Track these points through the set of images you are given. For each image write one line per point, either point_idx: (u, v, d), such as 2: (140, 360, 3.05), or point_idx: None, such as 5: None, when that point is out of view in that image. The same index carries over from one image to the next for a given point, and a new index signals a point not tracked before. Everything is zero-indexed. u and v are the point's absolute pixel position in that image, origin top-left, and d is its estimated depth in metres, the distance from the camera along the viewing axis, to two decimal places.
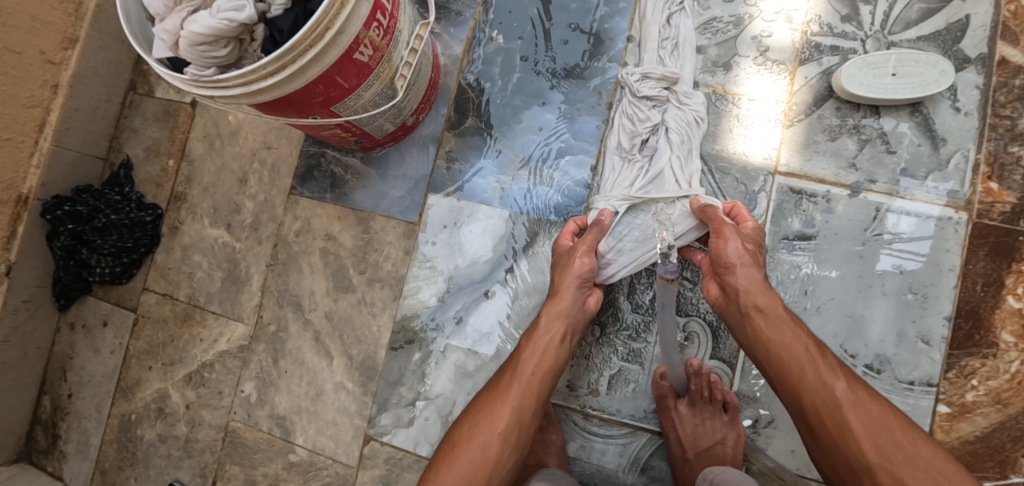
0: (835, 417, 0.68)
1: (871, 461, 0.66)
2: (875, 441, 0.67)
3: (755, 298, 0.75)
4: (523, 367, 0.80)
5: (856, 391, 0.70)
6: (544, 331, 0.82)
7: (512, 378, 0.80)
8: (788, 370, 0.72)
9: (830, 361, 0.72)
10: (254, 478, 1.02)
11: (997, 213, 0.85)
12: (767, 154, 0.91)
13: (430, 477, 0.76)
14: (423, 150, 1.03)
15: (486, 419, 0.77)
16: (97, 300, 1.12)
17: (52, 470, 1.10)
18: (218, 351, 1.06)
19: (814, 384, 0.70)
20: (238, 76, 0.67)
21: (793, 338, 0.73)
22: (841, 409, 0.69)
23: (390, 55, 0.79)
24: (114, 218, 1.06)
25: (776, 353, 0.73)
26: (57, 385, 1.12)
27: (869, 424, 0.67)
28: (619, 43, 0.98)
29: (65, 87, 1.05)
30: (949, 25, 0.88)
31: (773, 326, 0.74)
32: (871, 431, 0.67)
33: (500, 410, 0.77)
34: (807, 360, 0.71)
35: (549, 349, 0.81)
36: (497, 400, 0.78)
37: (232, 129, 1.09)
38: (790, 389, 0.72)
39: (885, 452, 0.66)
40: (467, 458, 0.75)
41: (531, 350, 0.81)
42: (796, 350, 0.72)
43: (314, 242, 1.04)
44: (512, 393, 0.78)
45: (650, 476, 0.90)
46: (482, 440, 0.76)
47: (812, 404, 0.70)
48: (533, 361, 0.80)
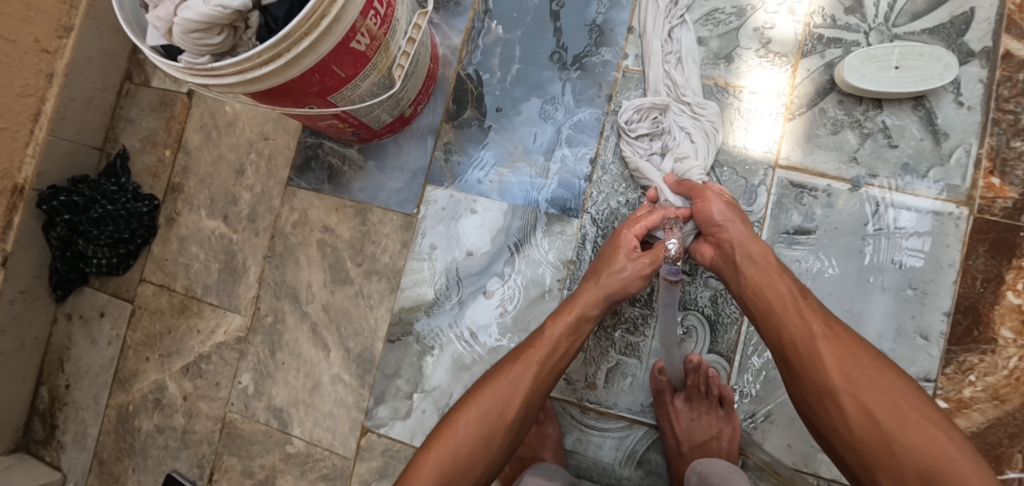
0: (809, 346, 0.68)
1: (836, 387, 0.65)
2: (845, 368, 0.66)
3: (739, 246, 0.77)
4: (535, 357, 0.78)
5: (832, 326, 0.69)
6: (565, 324, 0.80)
7: (525, 366, 0.77)
8: (770, 306, 0.73)
9: (811, 302, 0.72)
10: (251, 469, 1.02)
11: (998, 208, 0.84)
12: (768, 148, 0.90)
13: (425, 454, 0.73)
14: (421, 142, 1.02)
15: (496, 408, 0.74)
16: (93, 291, 1.12)
17: (50, 461, 1.10)
18: (215, 343, 1.06)
19: (791, 318, 0.71)
20: (232, 65, 0.66)
21: (776, 279, 0.74)
22: (816, 340, 0.68)
23: (387, 45, 0.79)
24: (110, 208, 1.05)
25: (761, 294, 0.74)
26: (54, 376, 1.12)
27: (842, 353, 0.67)
28: (620, 34, 0.97)
29: (60, 76, 1.04)
30: (954, 18, 0.87)
31: (757, 271, 0.75)
32: (842, 358, 0.66)
33: (512, 400, 0.75)
34: (787, 298, 0.72)
35: (567, 344, 0.80)
36: (506, 388, 0.76)
37: (229, 119, 1.08)
38: (771, 324, 0.72)
39: (852, 379, 0.65)
40: (469, 443, 0.72)
41: (549, 342, 0.79)
42: (776, 288, 0.73)
43: (312, 233, 1.04)
44: (524, 383, 0.76)
45: (646, 469, 0.90)
46: (486, 425, 0.73)
47: (787, 336, 0.70)
48: (548, 353, 0.78)
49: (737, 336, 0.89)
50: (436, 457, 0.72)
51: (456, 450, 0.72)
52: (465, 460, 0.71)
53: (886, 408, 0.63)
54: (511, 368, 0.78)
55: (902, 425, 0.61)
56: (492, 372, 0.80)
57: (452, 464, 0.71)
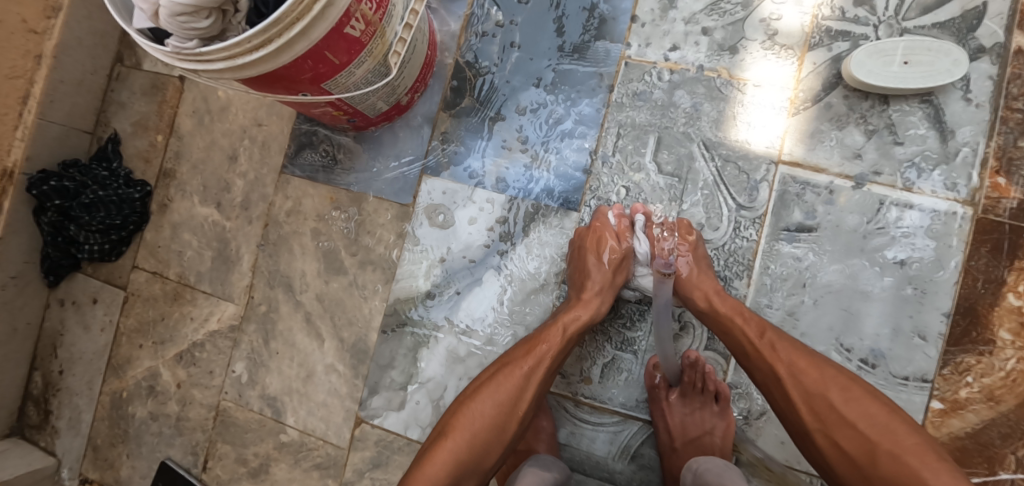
0: (777, 388, 0.69)
1: (810, 427, 0.66)
2: (812, 406, 0.66)
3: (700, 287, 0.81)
4: (546, 352, 0.76)
5: (794, 360, 0.69)
6: (579, 320, 0.80)
7: (537, 360, 0.76)
8: (739, 354, 0.75)
9: (771, 337, 0.72)
10: (245, 457, 1.02)
11: (1002, 209, 0.83)
12: (770, 143, 0.89)
13: (440, 443, 0.70)
14: (417, 131, 1.01)
15: (507, 397, 0.73)
16: (86, 276, 1.11)
17: (45, 445, 1.10)
18: (208, 330, 1.05)
19: (756, 359, 0.72)
20: (221, 50, 0.64)
21: (734, 321, 0.76)
22: (780, 379, 0.69)
23: (383, 31, 0.76)
24: (102, 194, 1.04)
25: (731, 343, 0.76)
26: (47, 361, 1.12)
27: (806, 389, 0.67)
28: (623, 23, 0.94)
29: (48, 58, 1.02)
30: (966, 12, 0.85)
31: (717, 316, 0.78)
32: (806, 395, 0.67)
33: (521, 390, 0.74)
34: (746, 340, 0.74)
35: (574, 337, 0.79)
36: (519, 381, 0.74)
37: (222, 104, 1.06)
38: (747, 368, 0.75)
39: (822, 416, 0.65)
40: (483, 432, 0.70)
41: (557, 333, 0.78)
42: (739, 335, 0.75)
43: (306, 222, 1.02)
44: (537, 372, 0.75)
45: (639, 464, 0.90)
46: (497, 414, 0.72)
47: (760, 380, 0.72)
48: (560, 347, 0.77)
49: None
50: (450, 445, 0.69)
51: (472, 440, 0.70)
52: (478, 449, 0.69)
53: (855, 442, 0.62)
54: (523, 362, 0.76)
55: (873, 456, 0.60)
56: (500, 364, 0.77)
57: (468, 453, 0.69)
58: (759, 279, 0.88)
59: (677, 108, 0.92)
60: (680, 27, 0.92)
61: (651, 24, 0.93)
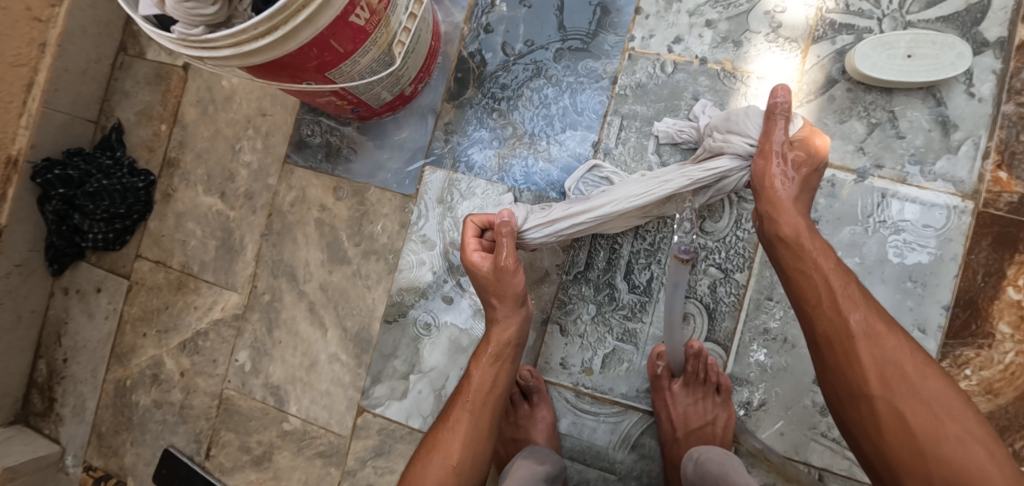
0: (845, 345, 0.66)
1: (873, 391, 0.64)
2: (883, 372, 0.64)
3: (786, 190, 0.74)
4: (476, 392, 0.79)
5: (874, 323, 0.67)
6: (487, 359, 0.81)
7: (475, 401, 0.79)
8: (805, 296, 0.71)
9: (853, 296, 0.69)
10: (249, 445, 1.03)
11: (1004, 203, 0.83)
12: None
13: None
14: (421, 121, 1.01)
15: (441, 455, 0.75)
16: (90, 265, 1.11)
17: (49, 433, 1.11)
18: (212, 319, 1.06)
19: (828, 306, 0.68)
20: (228, 36, 0.64)
21: (814, 265, 0.71)
22: (852, 336, 0.66)
23: (388, 20, 0.76)
24: (106, 183, 1.04)
25: (803, 289, 0.71)
26: (52, 349, 1.12)
27: (880, 353, 0.65)
28: (627, 15, 0.94)
29: (52, 46, 1.02)
30: (970, 6, 0.85)
31: (794, 253, 0.72)
32: (879, 361, 0.65)
33: (453, 445, 0.76)
34: (824, 288, 0.70)
35: (495, 377, 0.80)
36: (449, 438, 0.76)
37: (226, 94, 1.07)
38: (810, 315, 0.70)
39: (890, 385, 0.64)
40: None
41: (477, 379, 0.80)
42: (814, 279, 0.70)
43: (309, 212, 1.03)
44: (464, 423, 0.77)
45: (639, 454, 0.91)
46: (438, 475, 0.74)
47: (823, 331, 0.68)
48: (479, 392, 0.79)
49: (734, 324, 0.89)
50: None
51: None
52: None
53: (921, 417, 0.62)
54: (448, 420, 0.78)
55: (938, 434, 0.61)
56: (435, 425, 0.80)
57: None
58: (760, 271, 0.88)
59: (681, 99, 0.92)
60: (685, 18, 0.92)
61: (655, 16, 0.93)
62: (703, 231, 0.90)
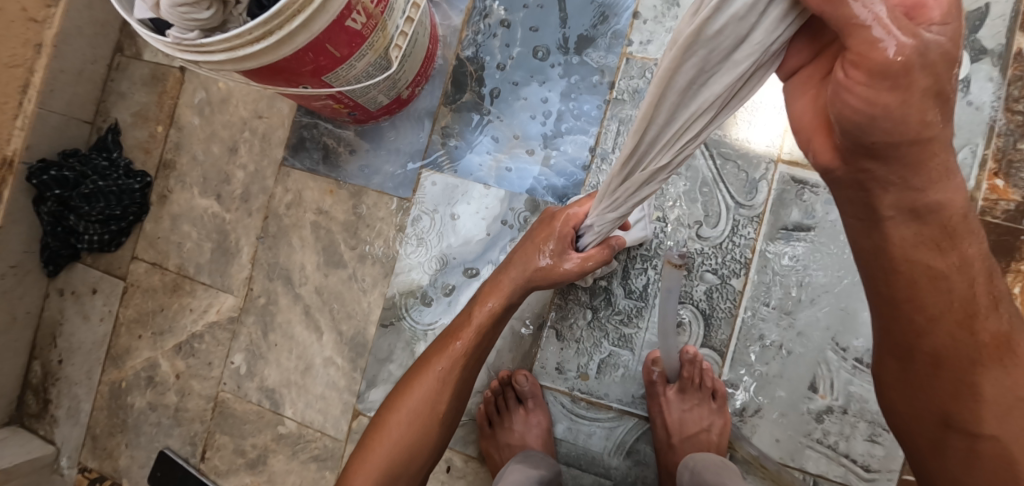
0: (964, 374, 0.55)
1: (984, 429, 0.54)
2: (1003, 407, 0.54)
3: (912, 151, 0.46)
4: (459, 350, 0.81)
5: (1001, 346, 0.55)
6: (489, 311, 0.82)
7: (451, 361, 0.80)
8: (917, 297, 0.55)
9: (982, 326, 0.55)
10: (243, 448, 1.03)
11: (1001, 211, 0.83)
12: (771, 142, 0.89)
13: (360, 462, 0.77)
14: (418, 125, 1.00)
15: (422, 401, 0.79)
16: (86, 267, 1.11)
17: (44, 434, 1.11)
18: (207, 322, 1.06)
19: (940, 327, 0.55)
20: (223, 41, 0.64)
21: (948, 258, 0.53)
22: (977, 368, 0.55)
23: (384, 24, 0.76)
24: (101, 184, 1.04)
25: (921, 309, 0.55)
26: (47, 351, 1.12)
27: (1005, 382, 0.54)
28: (625, 19, 0.94)
29: (48, 47, 1.01)
30: (968, 13, 0.85)
31: (935, 243, 0.52)
32: (1000, 395, 0.54)
33: (435, 398, 0.79)
34: (944, 311, 0.55)
35: (491, 316, 0.82)
36: (433, 386, 0.79)
37: (222, 96, 1.06)
38: (914, 326, 0.56)
39: (1006, 422, 0.54)
40: (392, 447, 0.77)
41: (474, 317, 0.82)
42: (941, 287, 0.54)
43: (305, 215, 1.02)
44: (443, 366, 0.80)
45: (634, 460, 0.90)
46: (411, 409, 0.79)
47: (934, 346, 0.56)
48: (472, 343, 0.81)
49: (730, 331, 0.88)
50: (374, 459, 0.76)
51: (395, 444, 0.77)
52: (404, 454, 0.77)
53: None
54: (438, 361, 0.81)
55: None
56: (419, 366, 0.83)
57: (400, 457, 0.77)
58: (756, 277, 0.88)
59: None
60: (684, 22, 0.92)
61: (653, 21, 0.93)
62: (699, 237, 0.90)
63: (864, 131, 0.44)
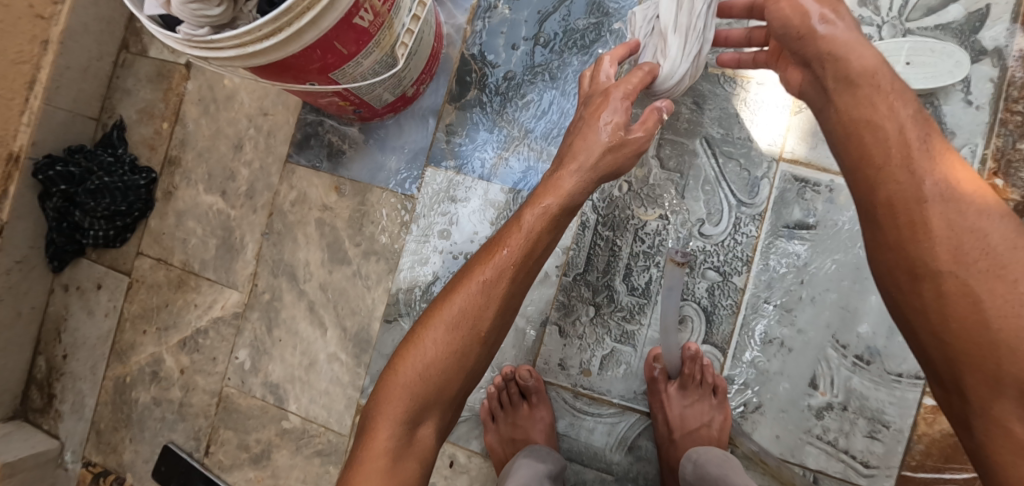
0: (912, 211, 0.56)
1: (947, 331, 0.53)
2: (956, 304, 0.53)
3: (856, 110, 0.61)
4: (506, 259, 0.69)
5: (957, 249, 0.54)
6: (544, 212, 0.71)
7: (498, 271, 0.69)
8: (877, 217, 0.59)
9: (927, 153, 0.58)
10: (247, 443, 1.03)
11: None
12: (773, 141, 0.90)
13: (392, 370, 0.69)
14: (422, 122, 1.01)
15: (462, 315, 0.68)
16: (90, 263, 1.12)
17: (48, 429, 1.11)
18: (212, 317, 1.06)
19: (898, 175, 0.58)
20: (232, 38, 0.64)
21: (902, 171, 0.58)
22: (922, 199, 0.56)
23: (391, 22, 0.77)
24: (107, 180, 1.04)
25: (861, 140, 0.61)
26: (51, 346, 1.12)
27: (956, 228, 0.55)
28: (628, 18, 0.95)
29: (54, 44, 1.02)
30: (968, 14, 0.85)
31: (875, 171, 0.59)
32: (953, 295, 0.53)
33: (482, 312, 0.68)
34: (898, 143, 0.58)
35: (540, 229, 0.71)
36: (473, 299, 0.69)
37: (227, 93, 1.07)
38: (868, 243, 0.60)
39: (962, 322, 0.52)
40: (426, 363, 0.67)
41: (519, 229, 0.71)
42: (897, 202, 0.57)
43: (310, 212, 1.03)
44: (487, 278, 0.69)
45: (636, 455, 0.91)
46: (452, 318, 0.68)
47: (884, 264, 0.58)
48: (522, 253, 0.70)
49: (731, 328, 0.89)
50: (404, 372, 0.67)
51: (425, 368, 0.67)
52: (434, 380, 0.67)
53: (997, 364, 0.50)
54: (480, 273, 0.70)
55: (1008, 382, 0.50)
56: (458, 277, 0.72)
57: (425, 385, 0.67)
58: (758, 275, 0.89)
59: (681, 103, 0.92)
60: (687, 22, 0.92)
61: None
62: (700, 234, 0.91)
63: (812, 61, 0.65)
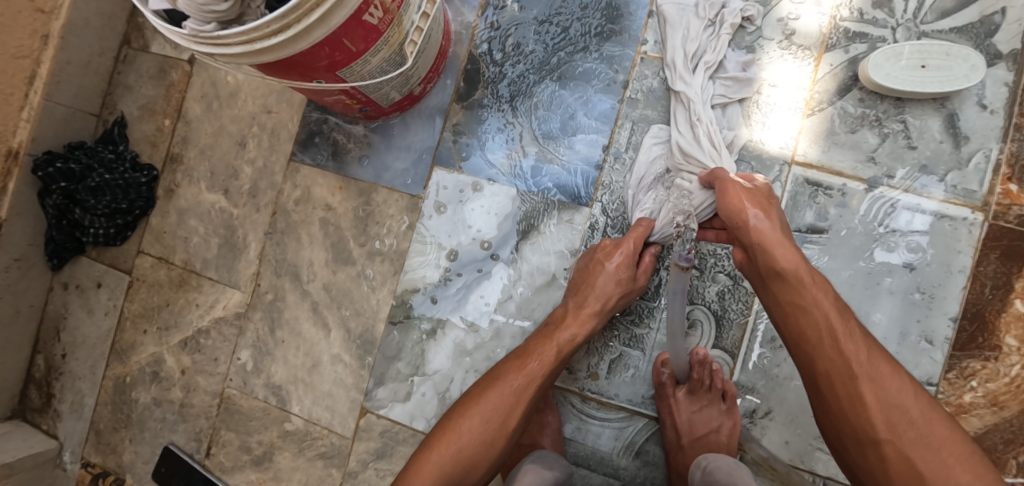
0: (849, 388, 0.65)
1: (879, 436, 0.63)
2: (889, 418, 0.63)
3: (778, 261, 0.71)
4: (536, 370, 0.79)
5: (878, 366, 0.66)
6: (571, 334, 0.81)
7: (529, 379, 0.78)
8: (806, 336, 0.69)
9: (853, 329, 0.68)
10: (249, 445, 1.02)
11: (1013, 216, 0.83)
12: (785, 144, 0.89)
13: (425, 456, 0.75)
14: (429, 122, 1.00)
15: (494, 413, 0.76)
16: (90, 261, 1.10)
17: (47, 429, 1.10)
18: (214, 317, 1.05)
19: (831, 353, 0.67)
20: (239, 34, 0.63)
21: (815, 304, 0.69)
22: (855, 381, 0.65)
23: (400, 20, 0.75)
24: (108, 177, 1.03)
25: (797, 318, 0.70)
26: (50, 345, 1.11)
27: (886, 398, 0.64)
28: (639, 18, 0.94)
29: (55, 38, 1.00)
30: (984, 17, 0.85)
31: (793, 289, 0.70)
32: (885, 405, 0.64)
33: (511, 409, 0.77)
34: (826, 328, 0.68)
35: (565, 344, 0.81)
36: (507, 397, 0.77)
37: (231, 90, 1.05)
38: (806, 359, 0.69)
39: (897, 429, 0.63)
40: (466, 447, 0.75)
41: (548, 348, 0.80)
42: (814, 317, 0.69)
43: (314, 212, 1.02)
44: (519, 385, 0.78)
45: (643, 460, 0.90)
46: (486, 412, 0.76)
47: (826, 374, 0.67)
48: (549, 365, 0.79)
49: (742, 332, 0.88)
50: (438, 457, 0.74)
51: (458, 455, 0.74)
52: (464, 464, 0.74)
53: (928, 463, 0.61)
54: (512, 379, 0.78)
55: (945, 481, 0.60)
56: (492, 375, 0.81)
57: (454, 467, 0.74)
58: None
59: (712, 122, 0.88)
60: (701, 24, 0.89)
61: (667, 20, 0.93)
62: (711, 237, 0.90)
63: (768, 256, 0.72)
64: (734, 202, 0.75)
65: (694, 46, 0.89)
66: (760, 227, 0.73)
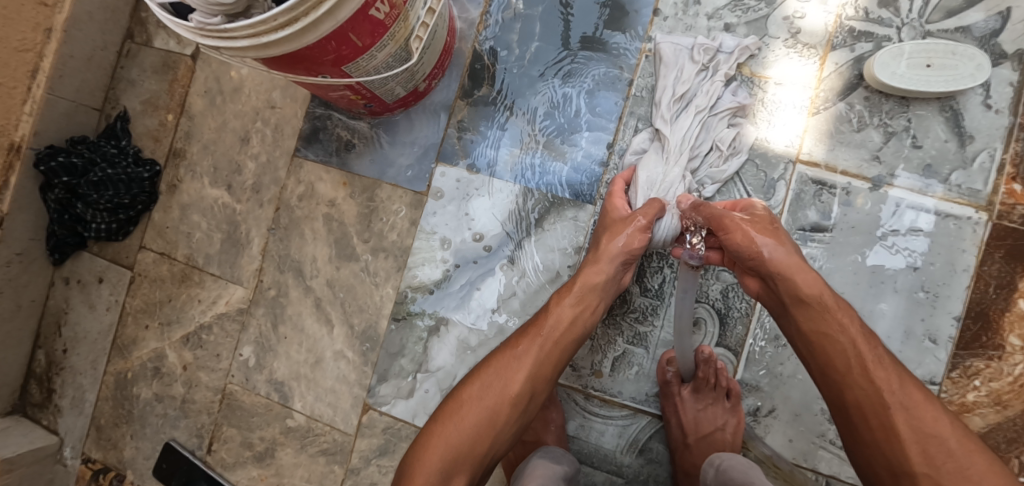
0: (882, 417, 0.65)
1: (917, 469, 0.62)
2: (924, 447, 0.63)
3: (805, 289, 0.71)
4: (541, 334, 0.78)
5: (909, 394, 0.65)
6: (575, 300, 0.79)
7: (533, 343, 0.77)
8: (833, 364, 0.69)
9: (884, 359, 0.68)
10: (251, 441, 1.02)
11: (1017, 215, 0.83)
12: (790, 142, 0.89)
13: (433, 430, 0.74)
14: (434, 118, 1.00)
15: (499, 382, 0.75)
16: (92, 256, 1.10)
17: (47, 424, 1.10)
18: (216, 313, 1.05)
19: (861, 382, 0.67)
20: (247, 27, 0.63)
21: (841, 330, 0.69)
22: (888, 411, 0.65)
23: (406, 15, 0.75)
24: (110, 172, 1.02)
25: (825, 347, 0.70)
26: (51, 340, 1.10)
27: (919, 429, 0.63)
28: (645, 16, 0.94)
29: (58, 32, 1.00)
30: (989, 17, 0.85)
31: (819, 317, 0.71)
32: (919, 434, 0.63)
33: (516, 374, 0.75)
34: (855, 357, 0.68)
35: (573, 318, 0.79)
36: (511, 364, 0.76)
37: (234, 85, 1.05)
38: (834, 388, 0.69)
39: (933, 460, 0.62)
40: (474, 417, 0.73)
41: (554, 317, 0.78)
42: (842, 345, 0.69)
43: (318, 207, 1.01)
44: (528, 356, 0.76)
45: (647, 458, 0.90)
46: (490, 378, 0.76)
47: (856, 403, 0.67)
48: (557, 330, 0.78)
49: (746, 331, 0.88)
50: (444, 433, 0.73)
51: (463, 423, 0.73)
52: (471, 435, 0.73)
53: None
54: (517, 345, 0.78)
55: None
56: (497, 350, 0.80)
57: (461, 439, 0.72)
58: None
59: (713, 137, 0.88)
60: (693, 69, 0.89)
61: (673, 18, 0.93)
62: None
63: (791, 286, 0.72)
64: (731, 227, 0.76)
65: (685, 88, 0.88)
66: (773, 255, 0.73)
